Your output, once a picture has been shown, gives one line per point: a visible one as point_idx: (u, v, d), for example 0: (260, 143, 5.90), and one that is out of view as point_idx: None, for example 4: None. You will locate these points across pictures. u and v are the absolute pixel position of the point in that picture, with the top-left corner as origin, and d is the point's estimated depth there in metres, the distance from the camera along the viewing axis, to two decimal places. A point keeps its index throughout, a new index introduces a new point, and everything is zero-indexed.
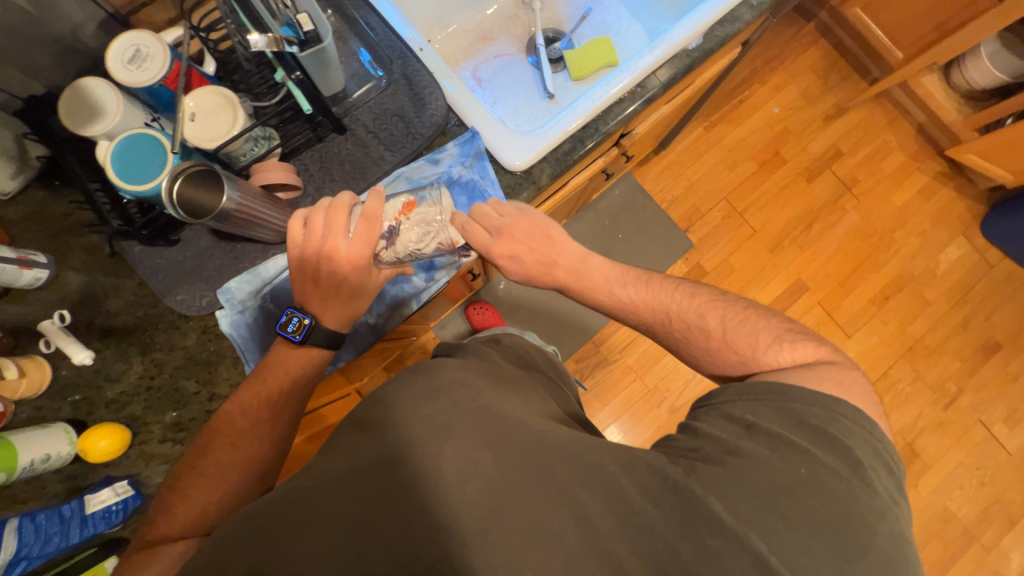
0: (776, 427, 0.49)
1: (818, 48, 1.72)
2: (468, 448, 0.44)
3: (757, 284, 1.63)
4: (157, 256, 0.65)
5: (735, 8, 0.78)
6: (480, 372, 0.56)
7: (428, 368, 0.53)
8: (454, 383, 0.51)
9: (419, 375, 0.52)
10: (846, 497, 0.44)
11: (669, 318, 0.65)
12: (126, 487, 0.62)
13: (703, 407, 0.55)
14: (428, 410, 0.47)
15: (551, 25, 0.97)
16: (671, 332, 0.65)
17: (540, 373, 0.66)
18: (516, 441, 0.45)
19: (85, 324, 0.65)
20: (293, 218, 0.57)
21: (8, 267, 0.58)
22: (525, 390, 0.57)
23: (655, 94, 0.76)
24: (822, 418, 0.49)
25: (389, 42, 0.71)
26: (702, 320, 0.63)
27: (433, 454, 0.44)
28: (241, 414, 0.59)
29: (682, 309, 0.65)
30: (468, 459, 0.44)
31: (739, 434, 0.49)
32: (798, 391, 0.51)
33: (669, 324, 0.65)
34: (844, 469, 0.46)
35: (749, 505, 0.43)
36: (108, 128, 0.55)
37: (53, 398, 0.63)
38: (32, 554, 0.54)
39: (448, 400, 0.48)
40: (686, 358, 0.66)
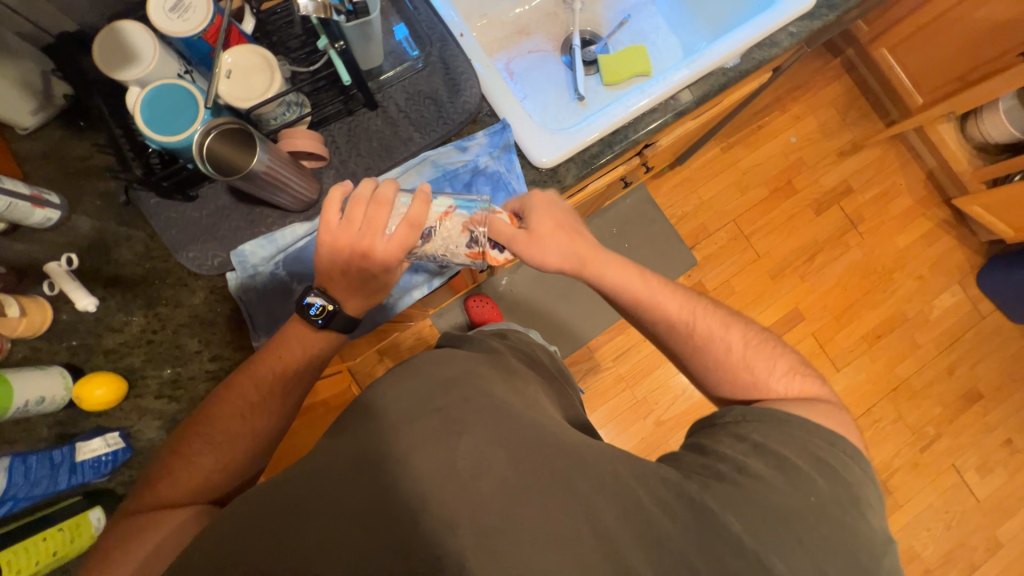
0: (779, 448, 0.50)
1: (841, 83, 1.74)
2: (481, 443, 0.44)
3: (755, 308, 1.65)
4: (173, 210, 0.65)
5: (775, 33, 0.79)
6: (491, 367, 0.56)
7: (441, 359, 0.54)
8: (464, 375, 0.52)
9: (432, 365, 0.52)
10: (843, 524, 0.45)
11: (693, 330, 0.64)
12: (117, 440, 0.61)
13: (710, 428, 0.56)
14: (442, 402, 0.47)
15: (589, 28, 0.97)
16: (689, 344, 0.64)
17: (547, 374, 0.67)
18: (524, 438, 0.46)
19: (91, 270, 0.64)
20: (330, 201, 0.54)
21: (21, 203, 0.57)
22: (532, 386, 0.58)
23: (687, 109, 0.77)
24: (824, 450, 0.50)
25: (430, 23, 0.70)
26: (719, 335, 0.63)
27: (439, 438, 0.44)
28: (248, 381, 0.59)
29: (699, 319, 0.64)
30: (478, 452, 0.44)
31: (741, 453, 0.50)
32: (798, 419, 0.53)
33: (692, 336, 0.64)
34: (842, 497, 0.47)
35: (755, 520, 0.45)
36: (141, 75, 0.54)
37: (51, 342, 0.62)
38: (18, 496, 0.53)
39: (461, 394, 0.48)
40: (699, 378, 0.66)
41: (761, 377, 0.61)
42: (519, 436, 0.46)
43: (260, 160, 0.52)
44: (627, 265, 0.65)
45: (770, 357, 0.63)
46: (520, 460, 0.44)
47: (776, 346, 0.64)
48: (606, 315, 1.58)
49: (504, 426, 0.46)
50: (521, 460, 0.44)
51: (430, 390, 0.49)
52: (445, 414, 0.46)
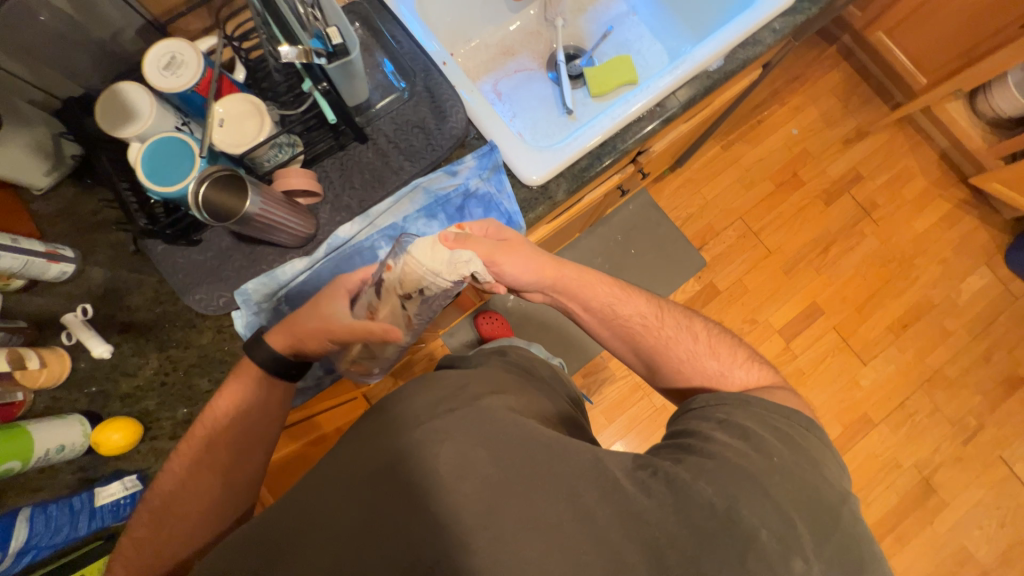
0: (745, 422, 0.49)
1: (839, 71, 1.71)
2: (465, 449, 0.44)
3: (771, 305, 1.61)
4: (178, 255, 0.67)
5: (758, 31, 0.78)
6: (483, 375, 0.56)
7: (428, 379, 0.53)
8: (452, 390, 0.51)
9: (423, 387, 0.51)
10: (812, 488, 0.44)
11: (665, 353, 0.64)
12: (135, 482, 0.63)
13: (682, 414, 0.54)
14: (430, 419, 0.46)
15: (573, 42, 0.98)
16: (660, 367, 0.64)
17: (542, 381, 0.67)
18: (512, 443, 0.44)
19: (105, 318, 0.67)
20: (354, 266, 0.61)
21: (36, 261, 0.60)
22: (531, 397, 0.58)
23: (675, 114, 0.77)
24: (782, 421, 0.50)
25: (413, 55, 0.72)
26: (684, 328, 0.65)
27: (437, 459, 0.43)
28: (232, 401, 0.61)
29: (664, 317, 0.66)
30: (464, 455, 0.43)
31: (719, 435, 0.48)
32: (769, 401, 0.53)
33: (668, 358, 0.63)
34: (803, 461, 0.46)
35: (738, 478, 0.43)
36: (141, 131, 0.57)
37: (71, 389, 0.64)
38: (41, 544, 0.55)
39: (445, 407, 0.48)
40: (651, 365, 0.65)
41: (740, 379, 0.59)
42: (507, 434, 0.45)
43: (254, 206, 0.54)
44: (595, 281, 0.68)
45: (732, 351, 0.63)
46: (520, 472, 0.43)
47: (736, 344, 0.64)
48: None
49: (496, 431, 0.45)
50: (519, 473, 0.43)
51: (422, 407, 0.48)
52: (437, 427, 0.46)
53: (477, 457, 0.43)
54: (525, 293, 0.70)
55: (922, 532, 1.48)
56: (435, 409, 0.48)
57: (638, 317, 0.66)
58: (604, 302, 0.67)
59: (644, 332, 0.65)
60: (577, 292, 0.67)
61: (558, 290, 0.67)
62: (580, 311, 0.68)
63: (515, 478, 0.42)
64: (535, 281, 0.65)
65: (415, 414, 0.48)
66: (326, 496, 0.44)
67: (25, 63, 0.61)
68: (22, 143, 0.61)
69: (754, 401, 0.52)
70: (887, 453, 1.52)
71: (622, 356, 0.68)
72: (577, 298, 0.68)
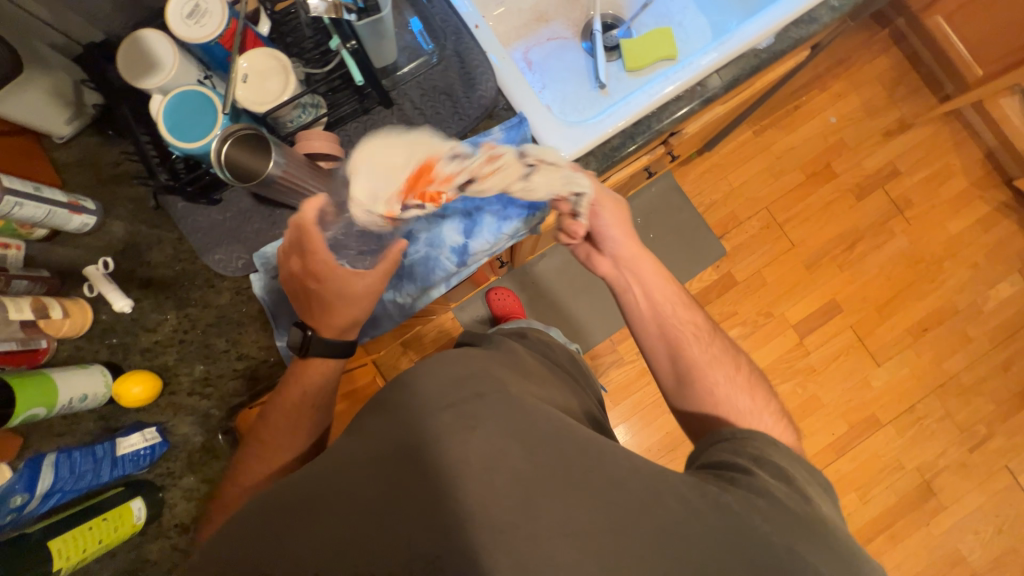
0: (778, 461, 0.50)
1: (888, 56, 1.61)
2: (496, 437, 0.44)
3: (789, 300, 1.58)
4: (198, 215, 0.66)
5: (814, 8, 0.73)
6: (506, 364, 0.55)
7: (454, 356, 0.54)
8: (474, 372, 0.51)
9: (446, 365, 0.51)
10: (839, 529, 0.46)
11: (701, 370, 0.62)
12: (154, 434, 0.64)
13: (719, 444, 0.53)
14: (454, 399, 0.47)
15: (610, 11, 0.93)
16: (689, 381, 0.62)
17: (565, 372, 0.67)
18: (542, 435, 0.45)
19: (126, 273, 0.67)
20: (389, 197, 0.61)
21: (59, 211, 0.61)
22: (554, 389, 0.57)
23: (715, 95, 0.72)
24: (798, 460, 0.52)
25: (444, 15, 0.68)
26: (726, 359, 0.63)
27: (456, 438, 0.43)
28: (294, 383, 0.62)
29: (713, 340, 0.65)
30: (494, 445, 0.43)
31: (761, 474, 0.48)
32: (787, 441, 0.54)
33: (702, 375, 0.62)
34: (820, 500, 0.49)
35: (783, 518, 0.43)
36: (163, 83, 0.55)
37: (93, 340, 0.66)
38: (65, 488, 0.57)
39: (472, 390, 0.48)
40: (680, 377, 0.63)
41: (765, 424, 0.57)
42: (535, 427, 0.45)
43: (276, 168, 0.52)
44: (669, 273, 0.67)
45: (765, 399, 0.61)
46: (548, 460, 0.43)
47: (769, 394, 0.62)
48: None
49: (522, 419, 0.46)
50: (537, 458, 0.43)
51: (447, 389, 0.48)
52: (463, 408, 0.46)
53: (506, 443, 0.43)
54: (596, 256, 0.69)
55: (917, 533, 1.49)
56: (460, 392, 0.48)
57: (692, 329, 0.65)
58: (662, 298, 0.66)
59: (686, 341, 0.64)
60: (643, 271, 0.67)
61: (630, 264, 0.67)
62: (638, 295, 0.67)
63: (544, 467, 0.42)
64: (620, 240, 0.67)
65: (440, 391, 0.48)
66: (343, 464, 0.45)
67: (45, 3, 0.59)
68: (44, 89, 0.60)
69: (780, 447, 0.52)
70: (891, 455, 1.51)
71: (653, 358, 0.66)
72: (642, 278, 0.67)
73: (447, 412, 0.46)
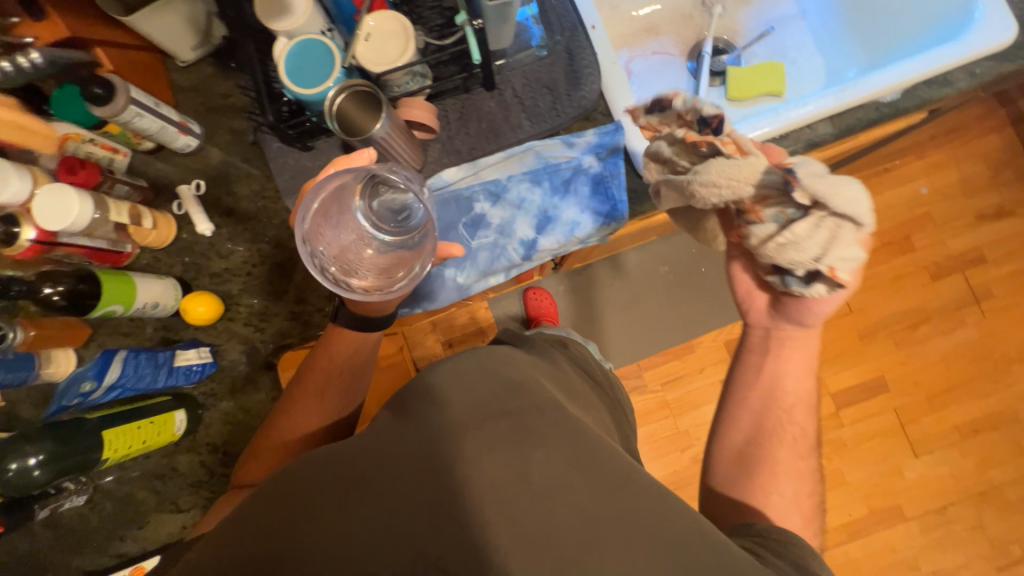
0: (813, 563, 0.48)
1: (1000, 136, 1.50)
2: (556, 459, 0.45)
3: (833, 366, 1.50)
4: (290, 156, 0.69)
5: (952, 70, 0.68)
6: (556, 382, 0.58)
7: (502, 359, 0.56)
8: (529, 382, 0.53)
9: (502, 367, 0.53)
10: None
11: (772, 461, 0.59)
12: (207, 353, 0.67)
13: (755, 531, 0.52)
14: (512, 408, 0.48)
15: (725, 36, 0.89)
16: (750, 457, 0.60)
17: (601, 390, 0.66)
18: (597, 463, 0.46)
19: (213, 198, 0.70)
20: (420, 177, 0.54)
21: (170, 128, 0.64)
22: (591, 406, 0.60)
23: (822, 141, 0.69)
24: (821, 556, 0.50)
25: (564, 10, 0.68)
26: (804, 469, 0.59)
27: (519, 453, 0.45)
28: (331, 351, 0.64)
29: (804, 448, 0.60)
30: (553, 467, 0.44)
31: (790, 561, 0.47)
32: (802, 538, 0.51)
33: (771, 465, 0.59)
34: None
35: None
36: (291, 27, 0.58)
37: (170, 254, 0.69)
38: (127, 385, 0.61)
39: (531, 402, 0.49)
40: (758, 458, 0.60)
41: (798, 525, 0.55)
42: (591, 456, 0.46)
43: (382, 129, 0.54)
44: (800, 369, 0.63)
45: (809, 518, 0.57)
46: (602, 488, 0.44)
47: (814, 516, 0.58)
48: (664, 338, 1.52)
49: (577, 442, 0.47)
50: (577, 474, 0.44)
51: (500, 394, 0.50)
52: (515, 419, 0.47)
53: (566, 467, 0.45)
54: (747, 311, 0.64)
55: None
56: (517, 402, 0.49)
57: (793, 430, 0.61)
58: (776, 386, 0.62)
59: (782, 438, 0.60)
60: (786, 354, 0.63)
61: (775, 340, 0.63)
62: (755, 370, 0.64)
63: (598, 496, 0.43)
64: (795, 322, 0.62)
65: (494, 393, 0.49)
66: (386, 445, 0.46)
67: None
68: (181, 13, 0.63)
69: (810, 550, 0.50)
70: (909, 552, 1.42)
71: (732, 419, 0.63)
72: (783, 359, 0.63)
73: (502, 421, 0.47)
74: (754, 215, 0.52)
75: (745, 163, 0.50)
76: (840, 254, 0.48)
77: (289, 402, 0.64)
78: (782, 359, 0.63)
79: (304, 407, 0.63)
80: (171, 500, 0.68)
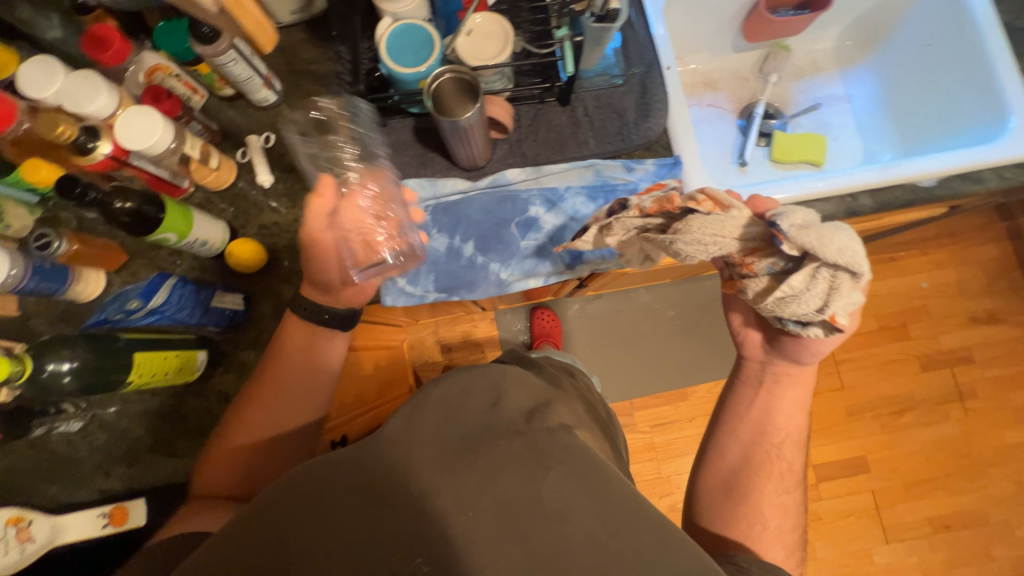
0: None
1: (998, 248, 1.60)
2: (566, 485, 0.40)
3: (818, 437, 1.52)
4: (361, 128, 0.70)
5: (983, 170, 0.73)
6: (570, 410, 0.54)
7: (513, 379, 0.51)
8: (541, 406, 0.48)
9: (513, 388, 0.50)
10: None
11: (761, 495, 0.61)
12: (239, 302, 0.67)
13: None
14: (524, 427, 0.44)
15: (775, 103, 0.96)
16: (736, 487, 0.62)
17: (603, 425, 0.65)
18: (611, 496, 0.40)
19: (277, 153, 0.72)
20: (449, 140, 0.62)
21: (256, 79, 0.66)
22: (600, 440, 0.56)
23: (863, 212, 0.73)
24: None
25: (645, 48, 0.73)
26: (792, 503, 0.62)
27: (530, 474, 0.40)
28: (289, 359, 0.63)
29: (791, 482, 0.63)
30: (563, 495, 0.39)
31: None
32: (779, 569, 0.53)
33: (757, 498, 0.61)
34: None
35: None
36: (400, 9, 0.61)
37: (223, 199, 0.70)
38: (165, 313, 0.60)
39: (544, 424, 0.45)
40: (750, 494, 0.62)
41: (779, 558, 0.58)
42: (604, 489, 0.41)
43: (473, 116, 0.56)
44: (793, 407, 0.65)
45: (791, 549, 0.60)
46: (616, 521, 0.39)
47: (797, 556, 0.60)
48: (660, 381, 1.54)
49: (592, 472, 0.41)
50: (590, 509, 0.39)
51: (513, 414, 0.46)
52: (531, 439, 0.43)
53: (577, 498, 0.39)
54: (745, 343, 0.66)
55: None
56: (530, 423, 0.45)
57: (781, 464, 0.63)
58: (767, 421, 0.65)
59: (769, 472, 0.62)
60: (779, 391, 0.64)
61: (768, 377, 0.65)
62: (750, 404, 0.66)
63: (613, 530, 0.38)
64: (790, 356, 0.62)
65: (508, 410, 0.46)
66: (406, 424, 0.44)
67: None
68: None
69: None
70: None
71: (722, 446, 0.66)
72: (776, 394, 0.65)
73: (514, 439, 0.43)
74: (747, 267, 0.53)
75: (730, 219, 0.51)
76: (842, 303, 0.48)
77: (248, 411, 0.62)
78: (775, 396, 0.65)
79: (268, 413, 0.62)
80: (167, 443, 0.66)
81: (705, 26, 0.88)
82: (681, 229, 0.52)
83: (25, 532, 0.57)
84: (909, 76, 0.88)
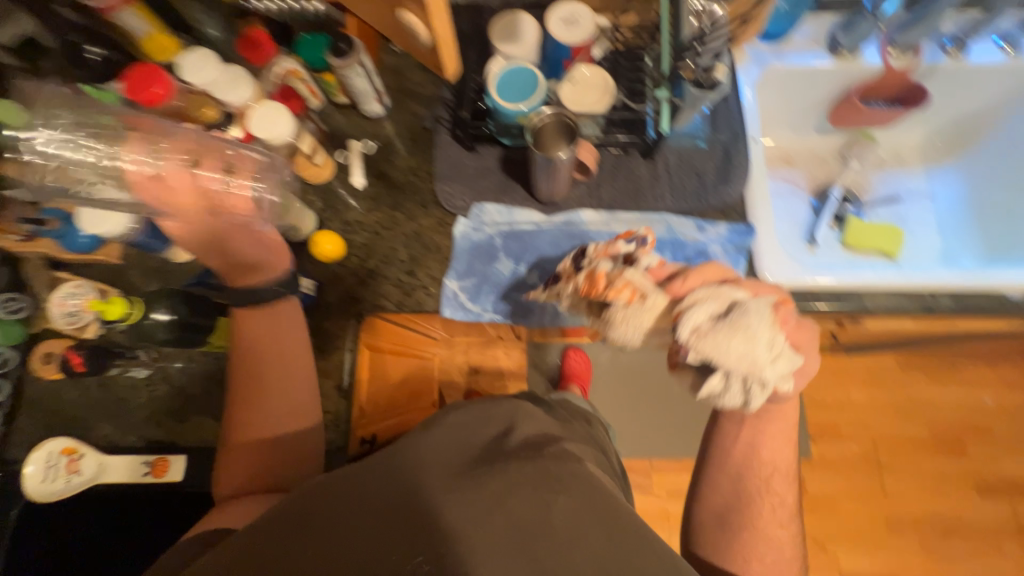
0: None
1: None
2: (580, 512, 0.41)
3: (850, 548, 1.38)
4: (453, 152, 0.76)
5: None
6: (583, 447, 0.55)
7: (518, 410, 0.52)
8: (548, 436, 0.49)
9: (522, 418, 0.51)
10: None
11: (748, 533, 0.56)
12: (311, 287, 0.70)
13: None
14: (539, 457, 0.45)
15: (853, 188, 0.94)
16: (729, 523, 0.57)
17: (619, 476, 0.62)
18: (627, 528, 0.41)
19: (373, 160, 0.77)
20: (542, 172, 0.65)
21: (371, 93, 0.73)
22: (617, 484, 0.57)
23: (941, 312, 0.71)
24: None
25: (733, 119, 0.75)
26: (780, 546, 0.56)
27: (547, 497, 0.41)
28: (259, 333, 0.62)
29: (782, 523, 0.57)
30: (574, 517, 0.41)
31: None
32: None
33: (749, 536, 0.56)
34: None
35: None
36: (512, 53, 0.67)
37: (315, 193, 0.75)
38: None
39: (557, 454, 0.46)
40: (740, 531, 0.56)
41: None
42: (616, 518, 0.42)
43: (566, 156, 0.60)
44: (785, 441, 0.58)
45: None
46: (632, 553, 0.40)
47: None
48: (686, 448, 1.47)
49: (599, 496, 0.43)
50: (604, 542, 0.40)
51: (521, 443, 0.47)
52: (542, 466, 0.44)
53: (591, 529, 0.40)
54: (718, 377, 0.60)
55: None
56: (536, 450, 0.46)
57: (774, 501, 0.57)
58: (755, 454, 0.58)
59: (762, 508, 0.57)
60: (764, 425, 0.58)
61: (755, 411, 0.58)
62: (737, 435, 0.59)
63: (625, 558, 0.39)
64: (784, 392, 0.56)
65: (523, 439, 0.47)
66: (432, 445, 0.45)
67: None
68: None
69: None
70: None
71: (712, 481, 0.60)
72: (761, 429, 0.58)
73: (525, 463, 0.44)
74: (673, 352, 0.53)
75: (647, 310, 0.54)
76: (778, 375, 0.49)
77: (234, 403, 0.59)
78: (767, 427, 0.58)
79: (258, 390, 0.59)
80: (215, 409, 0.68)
81: (793, 106, 0.90)
82: (609, 318, 0.56)
83: (76, 463, 0.65)
84: (999, 186, 0.86)
